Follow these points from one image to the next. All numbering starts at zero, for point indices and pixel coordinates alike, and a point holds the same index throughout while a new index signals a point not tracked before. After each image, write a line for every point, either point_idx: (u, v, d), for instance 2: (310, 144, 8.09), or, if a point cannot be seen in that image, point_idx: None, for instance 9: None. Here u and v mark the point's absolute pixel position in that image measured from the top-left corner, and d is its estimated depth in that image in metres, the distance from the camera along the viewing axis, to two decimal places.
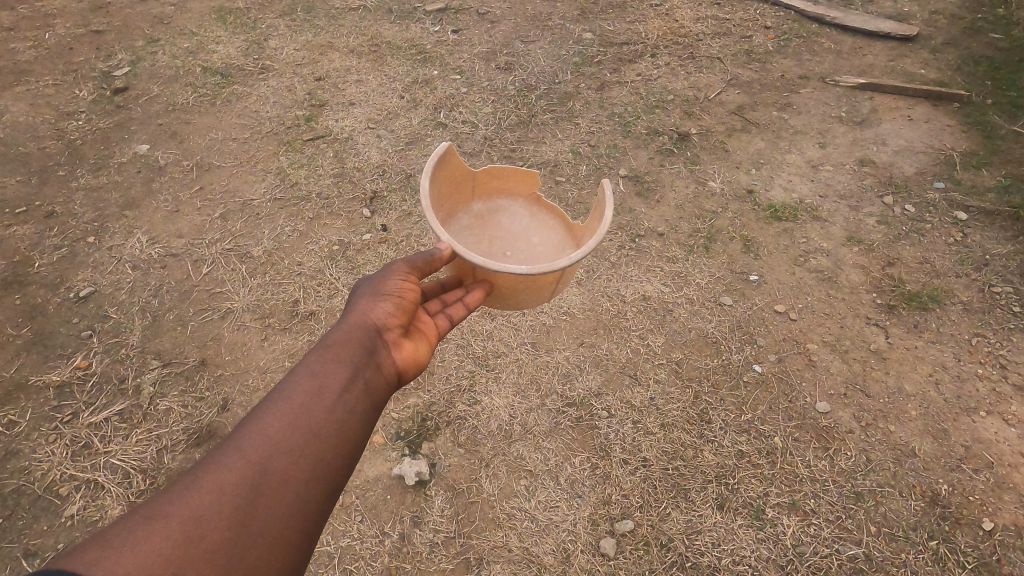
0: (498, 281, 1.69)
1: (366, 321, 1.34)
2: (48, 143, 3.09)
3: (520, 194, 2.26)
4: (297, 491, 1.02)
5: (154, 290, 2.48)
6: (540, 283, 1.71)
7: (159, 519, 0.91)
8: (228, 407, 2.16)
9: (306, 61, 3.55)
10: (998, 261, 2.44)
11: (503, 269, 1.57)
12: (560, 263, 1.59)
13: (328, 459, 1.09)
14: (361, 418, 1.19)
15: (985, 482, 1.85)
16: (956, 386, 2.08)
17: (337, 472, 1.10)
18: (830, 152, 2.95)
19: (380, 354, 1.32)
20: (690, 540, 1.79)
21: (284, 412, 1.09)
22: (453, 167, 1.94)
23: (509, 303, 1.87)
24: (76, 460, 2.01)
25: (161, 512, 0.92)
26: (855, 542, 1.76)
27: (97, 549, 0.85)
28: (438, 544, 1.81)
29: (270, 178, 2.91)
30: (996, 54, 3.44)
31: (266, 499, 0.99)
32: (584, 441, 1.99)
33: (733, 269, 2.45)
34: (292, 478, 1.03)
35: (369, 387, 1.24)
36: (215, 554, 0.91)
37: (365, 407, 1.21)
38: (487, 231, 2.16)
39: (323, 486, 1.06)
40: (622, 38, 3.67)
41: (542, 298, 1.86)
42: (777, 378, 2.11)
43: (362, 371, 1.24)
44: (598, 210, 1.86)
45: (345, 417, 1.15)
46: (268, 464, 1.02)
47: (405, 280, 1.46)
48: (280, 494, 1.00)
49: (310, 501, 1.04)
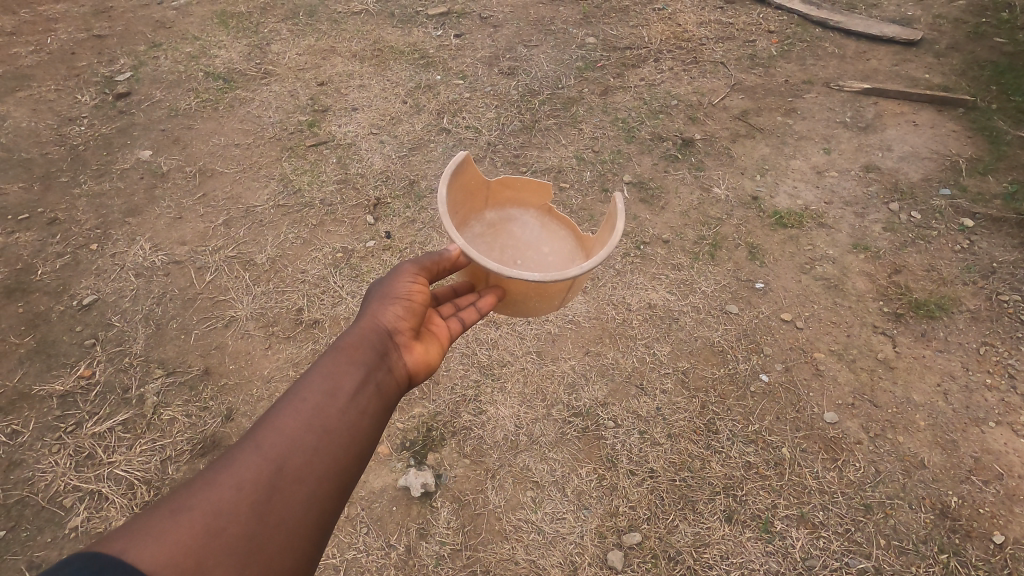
0: (509, 287, 1.66)
1: (377, 324, 1.33)
2: (50, 149, 3.08)
3: (532, 205, 2.25)
4: (312, 489, 1.02)
5: (157, 298, 2.47)
6: (551, 292, 1.67)
7: (182, 511, 0.90)
8: (232, 417, 2.15)
9: (309, 65, 3.55)
10: (1005, 269, 2.43)
11: (516, 276, 1.53)
12: (573, 272, 1.56)
13: (342, 458, 1.08)
14: (373, 419, 1.18)
15: (995, 494, 1.84)
16: (964, 396, 2.07)
17: (350, 472, 1.09)
18: (835, 158, 2.94)
19: (391, 356, 1.31)
20: (698, 553, 1.78)
21: (298, 412, 1.09)
22: (469, 176, 1.95)
23: (519, 311, 1.85)
24: (80, 471, 2.00)
25: (184, 505, 0.91)
26: (864, 555, 1.75)
27: (124, 539, 0.84)
28: (444, 556, 1.80)
29: (273, 184, 2.90)
30: (1001, 58, 3.43)
31: (283, 496, 0.98)
32: (591, 452, 1.98)
33: (739, 277, 2.44)
34: (307, 476, 1.02)
35: (381, 388, 1.23)
36: (235, 548, 0.90)
37: (377, 408, 1.20)
38: (499, 240, 2.14)
39: (337, 485, 1.06)
40: (625, 42, 3.67)
41: (552, 306, 1.82)
42: (784, 388, 2.10)
43: (374, 373, 1.23)
44: (611, 220, 1.84)
45: (358, 417, 1.15)
46: (285, 461, 1.01)
47: (416, 282, 1.45)
48: (297, 490, 1.00)
49: (325, 499, 1.03)
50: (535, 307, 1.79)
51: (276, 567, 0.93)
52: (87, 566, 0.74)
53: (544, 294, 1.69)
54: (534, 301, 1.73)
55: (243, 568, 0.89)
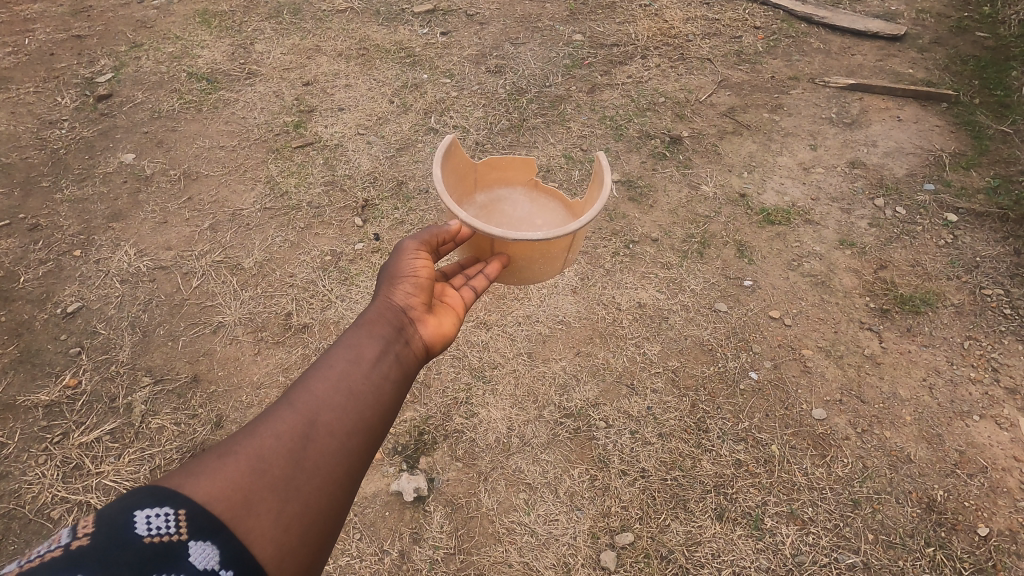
0: (514, 252, 1.72)
1: (390, 300, 1.32)
2: (30, 153, 3.02)
3: (519, 182, 2.26)
4: (344, 441, 1.02)
5: (143, 304, 2.45)
6: (554, 250, 1.74)
7: (229, 454, 0.91)
8: (222, 424, 2.12)
9: (294, 65, 3.52)
10: (988, 263, 2.46)
11: (522, 238, 1.61)
12: (573, 226, 1.65)
13: (368, 417, 1.08)
14: (397, 384, 1.17)
15: (979, 487, 1.87)
16: (950, 390, 2.09)
17: (377, 431, 1.09)
18: (822, 153, 2.96)
19: (408, 329, 1.30)
20: (690, 551, 1.79)
21: (326, 374, 1.08)
22: (458, 158, 1.97)
23: (526, 279, 1.89)
24: (67, 482, 1.97)
25: (230, 449, 0.92)
26: (853, 550, 1.77)
27: (179, 476, 0.85)
28: (438, 560, 1.79)
29: (260, 187, 2.88)
30: (983, 52, 3.47)
31: (317, 447, 0.98)
32: (583, 453, 1.98)
33: (728, 275, 2.46)
34: (339, 429, 1.02)
35: (400, 353, 1.22)
36: (276, 488, 0.91)
37: (400, 374, 1.18)
38: (494, 219, 2.14)
39: (365, 440, 1.05)
40: (612, 38, 3.67)
41: (555, 269, 1.88)
42: (772, 385, 2.12)
43: (393, 342, 1.22)
44: (598, 178, 1.89)
45: (382, 380, 1.13)
46: (316, 417, 1.01)
47: (421, 258, 1.44)
48: (328, 443, 1.00)
49: (356, 454, 1.03)
50: (538, 266, 1.82)
51: (313, 507, 0.93)
52: (151, 497, 0.78)
53: (549, 254, 1.75)
54: (540, 261, 1.78)
55: (284, 505, 0.90)
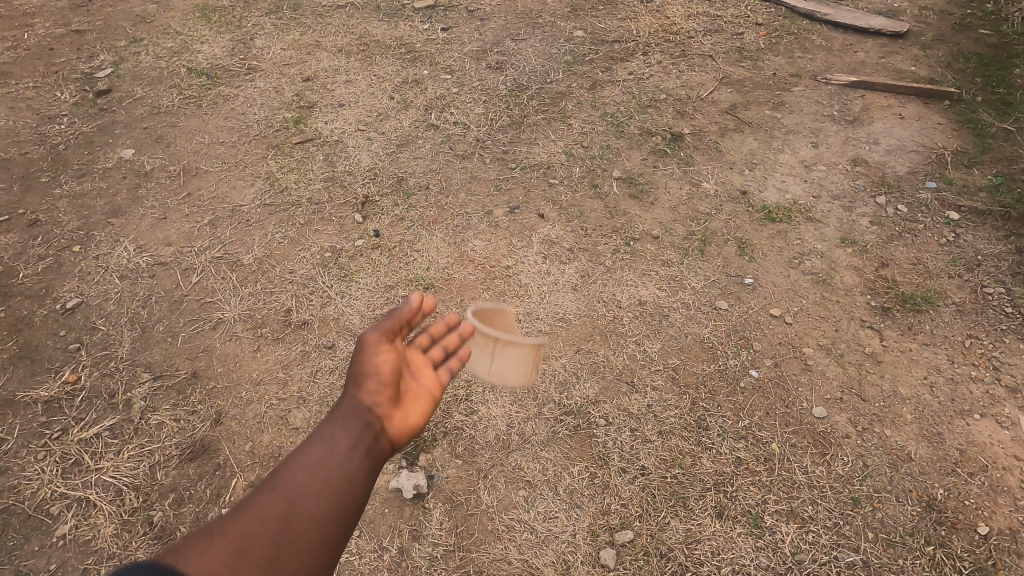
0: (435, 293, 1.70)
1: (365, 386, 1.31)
2: (29, 148, 3.01)
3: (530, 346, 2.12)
4: (321, 526, 1.06)
5: (143, 300, 2.44)
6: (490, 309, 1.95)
7: (209, 543, 0.97)
8: (221, 420, 2.10)
9: (294, 60, 3.50)
10: (989, 262, 2.45)
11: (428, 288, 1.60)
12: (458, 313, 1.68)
13: (345, 500, 1.11)
14: (373, 468, 1.19)
15: (980, 486, 1.86)
16: (950, 389, 2.09)
17: (354, 514, 1.12)
18: (823, 151, 2.95)
19: (387, 411, 1.29)
20: (690, 549, 1.78)
21: (302, 462, 1.13)
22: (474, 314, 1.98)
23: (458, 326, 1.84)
24: (66, 478, 1.95)
25: (212, 533, 0.99)
26: (853, 549, 1.76)
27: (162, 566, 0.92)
28: (438, 557, 1.79)
29: (260, 183, 2.87)
30: (986, 49, 3.45)
31: (292, 533, 1.03)
32: (582, 450, 1.98)
33: (729, 273, 2.45)
34: (317, 515, 1.07)
35: (370, 449, 1.21)
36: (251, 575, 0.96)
37: (376, 462, 1.21)
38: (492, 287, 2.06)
39: (341, 524, 1.09)
40: (613, 35, 3.66)
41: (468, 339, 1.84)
42: (773, 383, 2.12)
43: (370, 425, 1.24)
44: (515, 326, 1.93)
45: (357, 466, 1.16)
46: (294, 507, 1.06)
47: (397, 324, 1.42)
48: (301, 534, 1.04)
49: (334, 537, 1.07)
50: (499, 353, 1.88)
51: None
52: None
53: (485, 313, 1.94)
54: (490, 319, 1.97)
55: None
